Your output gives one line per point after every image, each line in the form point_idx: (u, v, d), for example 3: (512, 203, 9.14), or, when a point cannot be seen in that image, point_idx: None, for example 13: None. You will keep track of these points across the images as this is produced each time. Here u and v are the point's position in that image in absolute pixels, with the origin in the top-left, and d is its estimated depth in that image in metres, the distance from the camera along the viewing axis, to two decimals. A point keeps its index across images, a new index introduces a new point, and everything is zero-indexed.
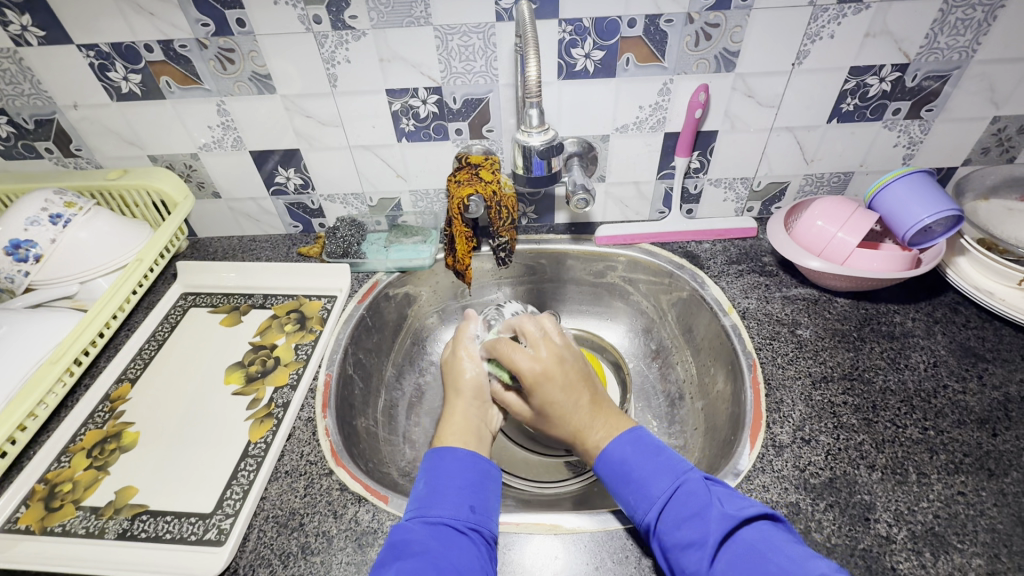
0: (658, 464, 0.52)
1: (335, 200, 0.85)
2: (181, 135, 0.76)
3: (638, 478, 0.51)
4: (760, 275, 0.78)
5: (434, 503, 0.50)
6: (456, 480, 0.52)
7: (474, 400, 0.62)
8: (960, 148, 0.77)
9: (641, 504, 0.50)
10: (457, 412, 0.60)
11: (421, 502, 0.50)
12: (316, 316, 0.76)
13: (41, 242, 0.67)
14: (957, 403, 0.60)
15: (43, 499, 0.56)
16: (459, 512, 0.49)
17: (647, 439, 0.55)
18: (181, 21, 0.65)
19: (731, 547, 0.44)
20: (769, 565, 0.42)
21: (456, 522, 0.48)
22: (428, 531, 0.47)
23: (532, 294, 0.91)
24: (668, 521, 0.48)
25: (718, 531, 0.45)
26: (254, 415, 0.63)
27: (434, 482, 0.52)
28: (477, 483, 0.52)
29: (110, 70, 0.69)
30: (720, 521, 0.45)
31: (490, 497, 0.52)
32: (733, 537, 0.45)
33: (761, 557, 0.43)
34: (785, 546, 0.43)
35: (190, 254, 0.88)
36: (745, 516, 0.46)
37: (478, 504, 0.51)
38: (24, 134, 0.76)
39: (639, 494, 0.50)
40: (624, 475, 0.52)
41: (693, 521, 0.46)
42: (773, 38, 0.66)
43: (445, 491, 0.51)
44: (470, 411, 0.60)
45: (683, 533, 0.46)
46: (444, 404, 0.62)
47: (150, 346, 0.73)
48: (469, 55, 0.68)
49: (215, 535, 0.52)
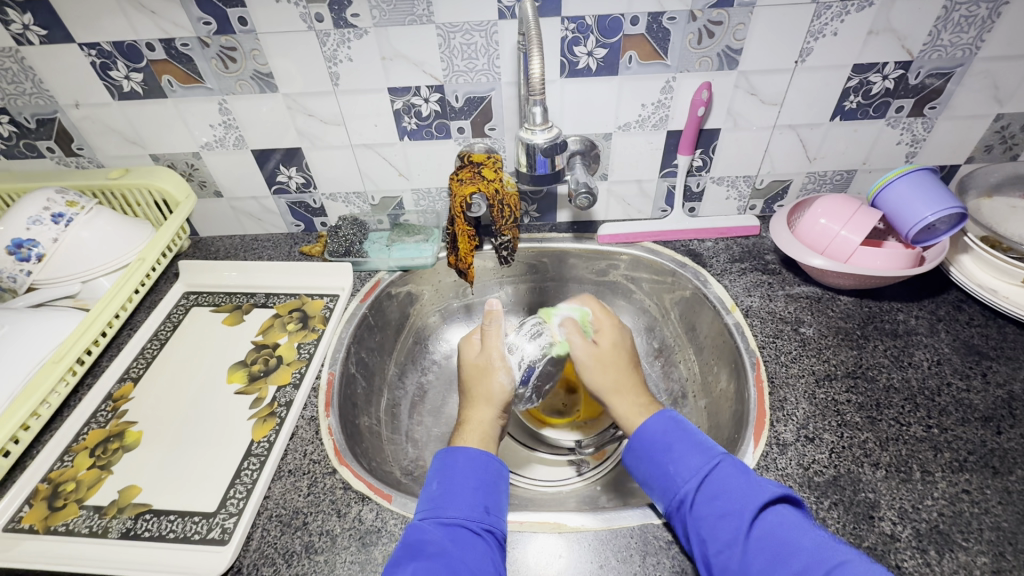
0: (695, 441, 0.53)
1: (337, 199, 0.85)
2: (182, 134, 0.76)
3: (678, 452, 0.52)
4: (763, 273, 0.78)
5: (448, 504, 0.50)
6: (471, 481, 0.51)
7: (497, 407, 0.60)
8: (962, 146, 0.77)
9: (678, 475, 0.50)
10: (476, 421, 0.59)
11: (435, 502, 0.50)
12: (318, 316, 0.76)
13: (43, 241, 0.67)
14: (961, 401, 0.60)
15: (46, 499, 0.56)
16: (474, 513, 0.49)
17: (682, 421, 0.55)
18: (182, 19, 0.64)
19: (767, 520, 0.45)
20: (805, 540, 0.43)
21: (471, 523, 0.48)
22: (444, 533, 0.47)
23: (534, 293, 0.91)
24: (705, 494, 0.48)
25: (757, 504, 0.46)
26: (256, 414, 0.63)
27: (448, 482, 0.51)
28: (492, 483, 0.52)
29: (111, 69, 0.69)
30: (758, 495, 0.46)
31: (503, 498, 0.52)
32: (768, 511, 0.46)
33: (796, 531, 0.44)
34: (815, 529, 0.44)
35: (192, 253, 0.88)
36: (783, 493, 0.47)
37: (492, 504, 0.51)
38: (25, 134, 0.76)
39: (677, 466, 0.51)
40: (663, 448, 0.53)
41: (733, 494, 0.47)
42: (775, 36, 0.66)
43: (460, 491, 0.50)
44: (491, 420, 0.59)
45: (721, 505, 0.47)
46: (464, 411, 0.60)
47: (152, 345, 0.73)
48: (471, 54, 0.68)
49: (218, 535, 0.52)
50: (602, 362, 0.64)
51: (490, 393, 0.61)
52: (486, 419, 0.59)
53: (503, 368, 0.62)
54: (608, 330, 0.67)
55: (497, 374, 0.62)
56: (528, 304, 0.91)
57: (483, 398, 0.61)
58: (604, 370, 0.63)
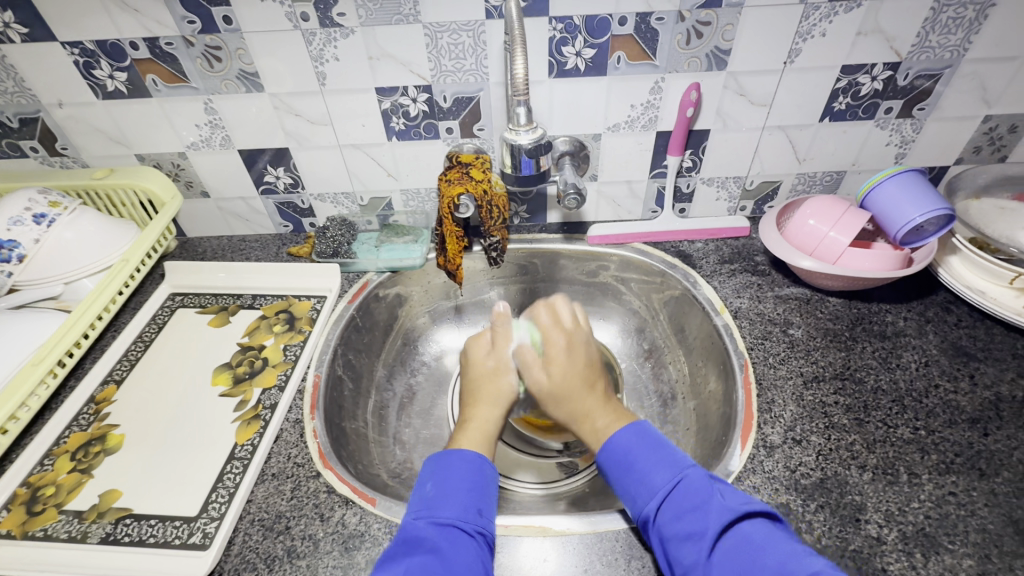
0: (660, 457, 0.52)
1: (325, 200, 0.85)
2: (168, 134, 0.76)
3: (641, 469, 0.51)
4: (752, 275, 0.78)
5: (443, 504, 0.49)
6: (466, 482, 0.51)
7: (503, 408, 0.61)
8: (951, 147, 0.77)
9: (642, 494, 0.50)
10: (480, 420, 0.59)
11: (429, 503, 0.49)
12: (305, 317, 0.75)
13: (24, 242, 0.66)
14: (948, 403, 0.60)
15: (25, 504, 0.55)
16: (468, 514, 0.49)
17: (653, 432, 0.55)
18: (166, 18, 0.64)
19: (730, 539, 0.45)
20: (765, 560, 0.42)
21: (465, 524, 0.48)
22: (438, 534, 0.47)
23: (525, 294, 0.90)
24: (668, 512, 0.48)
25: (717, 524, 0.45)
26: (241, 417, 0.63)
27: (442, 482, 0.51)
28: (485, 485, 0.52)
29: (95, 68, 0.68)
30: (719, 515, 0.46)
31: (493, 500, 0.52)
32: (731, 530, 0.45)
33: (756, 552, 0.43)
34: (783, 542, 0.43)
35: (179, 254, 0.87)
36: (745, 510, 0.46)
37: (485, 506, 0.50)
38: (9, 133, 0.75)
39: (641, 484, 0.51)
40: (627, 465, 0.52)
41: (693, 514, 0.46)
42: (764, 37, 0.66)
43: (455, 492, 0.50)
44: (494, 420, 0.59)
45: (683, 526, 0.46)
46: (470, 408, 0.60)
47: (136, 347, 0.72)
48: (459, 54, 0.67)
49: (199, 539, 0.52)
50: (559, 389, 0.60)
51: (498, 392, 0.61)
52: (490, 418, 0.59)
53: (513, 369, 0.63)
54: (564, 346, 0.62)
55: (508, 373, 0.62)
56: (518, 305, 0.91)
57: (492, 396, 0.61)
58: (565, 396, 0.59)
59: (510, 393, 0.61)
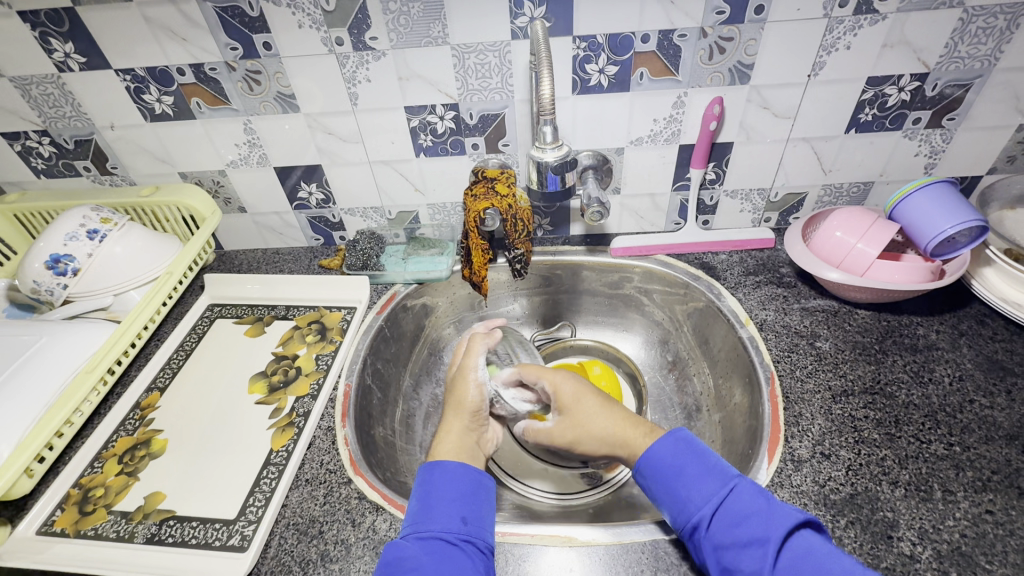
0: (708, 464, 0.50)
1: (355, 214, 0.88)
2: (209, 153, 0.80)
3: (689, 477, 0.49)
4: (778, 287, 0.78)
5: (427, 518, 0.49)
6: (448, 493, 0.51)
7: (470, 420, 0.60)
8: (984, 157, 0.76)
9: (692, 500, 0.48)
10: (453, 428, 0.59)
11: (414, 517, 0.50)
12: (336, 327, 0.78)
13: (79, 256, 0.70)
14: (985, 419, 0.59)
15: (77, 504, 0.58)
16: (451, 524, 0.49)
17: (694, 442, 0.52)
18: (211, 45, 0.68)
19: (792, 548, 0.43)
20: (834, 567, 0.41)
21: (449, 534, 0.48)
22: (421, 547, 0.47)
23: (548, 306, 0.91)
24: (722, 521, 0.46)
25: (782, 531, 0.44)
26: (276, 424, 0.65)
27: (425, 497, 0.51)
28: (471, 494, 0.52)
29: (145, 92, 0.72)
30: (782, 520, 0.44)
31: (484, 507, 0.52)
32: (794, 537, 0.44)
33: (822, 560, 0.42)
34: (843, 555, 0.42)
35: (216, 266, 0.91)
36: (807, 518, 0.45)
37: (470, 515, 0.50)
38: (64, 154, 0.80)
39: (690, 493, 0.48)
40: (675, 472, 0.50)
41: (754, 520, 0.45)
42: (788, 52, 0.66)
43: (437, 505, 0.50)
44: (464, 431, 0.59)
45: (741, 532, 0.44)
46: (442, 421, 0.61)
47: (178, 355, 0.76)
48: (485, 73, 0.70)
49: (238, 541, 0.54)
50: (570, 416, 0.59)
51: (462, 404, 0.61)
52: (457, 429, 0.59)
53: (476, 383, 0.62)
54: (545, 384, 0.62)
55: (470, 386, 0.62)
56: (542, 317, 0.92)
57: (455, 408, 0.61)
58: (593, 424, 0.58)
59: (474, 404, 0.61)
